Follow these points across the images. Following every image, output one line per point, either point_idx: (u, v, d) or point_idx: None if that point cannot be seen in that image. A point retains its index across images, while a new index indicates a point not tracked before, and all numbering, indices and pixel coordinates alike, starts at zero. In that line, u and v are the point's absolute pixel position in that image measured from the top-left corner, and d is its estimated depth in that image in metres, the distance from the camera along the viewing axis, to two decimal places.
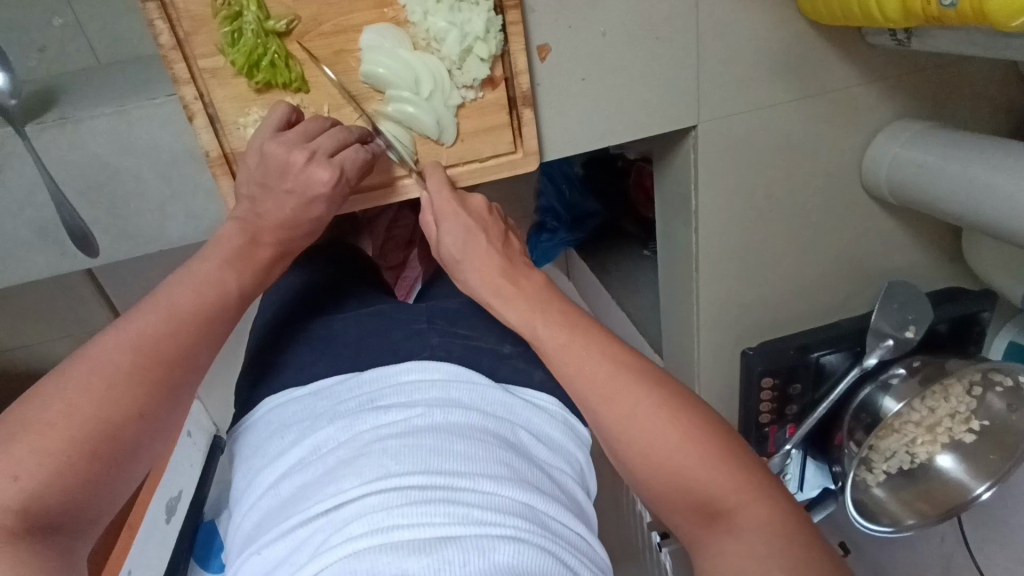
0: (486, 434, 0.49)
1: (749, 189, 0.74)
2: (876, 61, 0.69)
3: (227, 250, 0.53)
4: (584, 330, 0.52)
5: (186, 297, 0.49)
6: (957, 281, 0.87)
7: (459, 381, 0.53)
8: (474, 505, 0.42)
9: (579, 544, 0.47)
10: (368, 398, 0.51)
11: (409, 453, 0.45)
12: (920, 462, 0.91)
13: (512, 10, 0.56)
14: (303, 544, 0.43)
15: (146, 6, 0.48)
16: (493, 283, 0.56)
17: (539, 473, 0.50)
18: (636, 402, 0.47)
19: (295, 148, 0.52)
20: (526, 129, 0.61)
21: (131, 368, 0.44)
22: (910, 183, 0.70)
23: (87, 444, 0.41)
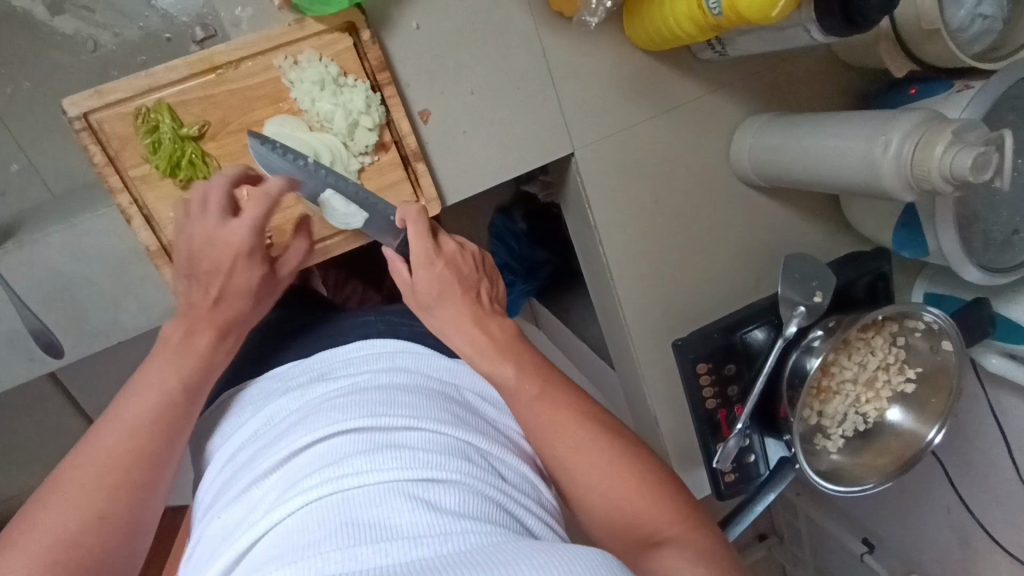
0: (426, 391, 0.57)
1: (638, 197, 0.84)
2: (714, 72, 0.81)
3: (169, 348, 0.58)
4: (554, 385, 0.60)
5: (138, 403, 0.54)
6: (855, 246, 0.95)
7: (403, 352, 0.62)
8: (419, 449, 0.50)
9: (518, 487, 0.54)
10: (320, 371, 0.60)
11: (357, 407, 0.53)
12: (872, 420, 0.94)
13: (387, 86, 0.67)
14: (258, 503, 0.48)
15: (80, 135, 0.60)
16: (467, 334, 0.62)
17: (474, 417, 0.59)
18: (596, 449, 0.57)
19: (206, 226, 0.60)
20: (422, 179, 0.71)
21: (89, 480, 0.50)
22: (770, 166, 0.80)
23: (53, 554, 0.46)
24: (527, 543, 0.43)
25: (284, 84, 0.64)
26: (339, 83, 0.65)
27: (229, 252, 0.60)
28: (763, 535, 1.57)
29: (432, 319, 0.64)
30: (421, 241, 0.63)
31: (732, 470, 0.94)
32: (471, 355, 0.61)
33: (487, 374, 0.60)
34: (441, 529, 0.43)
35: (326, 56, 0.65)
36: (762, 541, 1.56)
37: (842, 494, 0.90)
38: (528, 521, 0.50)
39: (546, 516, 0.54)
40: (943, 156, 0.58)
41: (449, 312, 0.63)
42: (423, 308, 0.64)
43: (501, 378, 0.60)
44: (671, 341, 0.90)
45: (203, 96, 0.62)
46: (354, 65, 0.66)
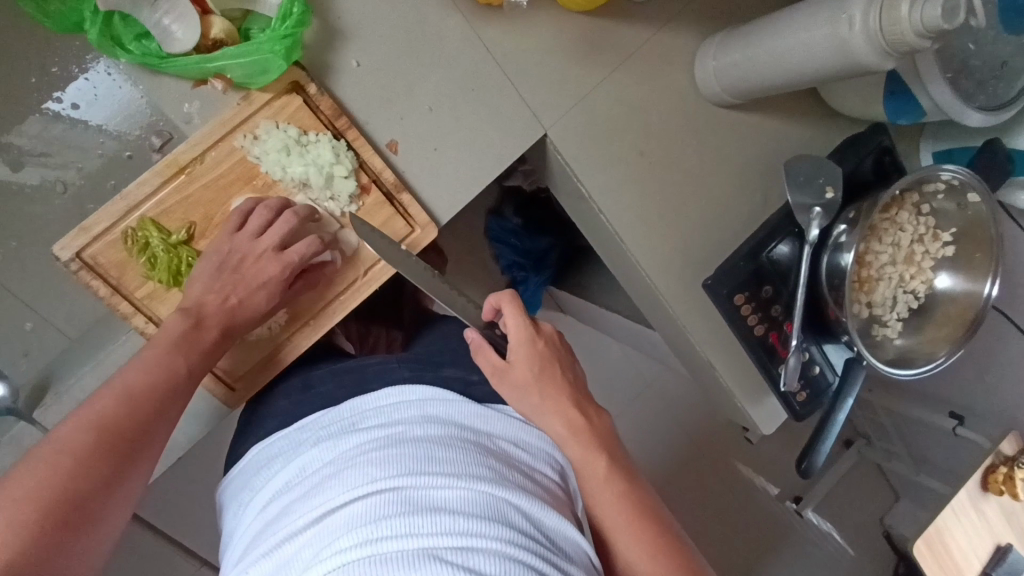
0: (460, 441, 0.60)
1: (622, 154, 0.83)
2: (654, 10, 0.80)
3: (176, 338, 0.59)
4: (621, 474, 0.62)
5: (137, 378, 0.57)
6: (848, 131, 0.93)
7: (433, 399, 0.65)
8: (458, 515, 0.51)
9: (554, 545, 0.55)
10: (351, 421, 0.63)
11: (392, 464, 0.55)
12: (923, 295, 0.92)
13: (348, 130, 0.67)
14: (291, 560, 0.51)
15: (79, 275, 0.61)
16: (568, 415, 0.64)
17: (511, 470, 0.60)
18: (647, 542, 0.59)
19: (251, 245, 0.63)
20: (411, 208, 0.71)
21: (92, 445, 0.52)
22: (738, 81, 0.78)
23: (56, 508, 0.49)
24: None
25: (251, 161, 0.64)
26: (303, 142, 0.65)
27: (266, 276, 0.63)
28: (850, 441, 1.58)
29: (524, 399, 0.65)
30: (521, 321, 0.66)
31: (801, 388, 0.93)
32: (566, 438, 0.63)
33: (578, 460, 0.62)
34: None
35: (281, 121, 0.65)
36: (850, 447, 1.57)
37: (917, 375, 0.89)
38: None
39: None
40: (911, 15, 0.55)
41: (548, 388, 0.64)
42: (505, 371, 0.65)
43: (592, 467, 0.62)
44: (700, 282, 0.89)
45: (180, 199, 0.63)
46: (311, 121, 0.66)
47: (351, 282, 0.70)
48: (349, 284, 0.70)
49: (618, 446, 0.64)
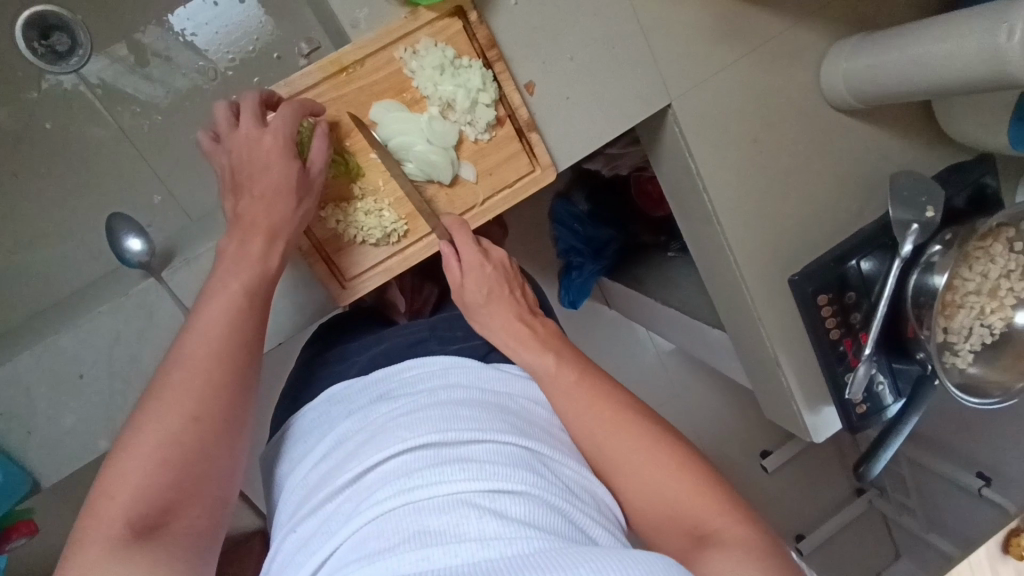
0: (486, 402, 0.62)
1: (735, 139, 0.85)
2: (796, 4, 0.82)
3: (229, 257, 0.61)
4: (593, 376, 0.66)
5: (214, 312, 0.59)
6: (953, 160, 0.94)
7: (452, 367, 0.66)
8: (485, 463, 0.54)
9: (578, 495, 0.57)
10: (378, 393, 0.65)
11: (419, 424, 0.57)
12: (999, 330, 0.93)
13: (498, 62, 0.70)
14: (333, 514, 0.54)
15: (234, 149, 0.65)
16: (513, 326, 0.68)
17: (535, 428, 0.62)
18: (637, 443, 0.62)
19: (252, 133, 0.62)
20: (537, 148, 0.74)
21: (183, 384, 0.56)
22: (868, 84, 0.80)
23: (160, 455, 0.53)
24: (589, 549, 0.47)
25: (406, 74, 0.68)
26: (456, 65, 0.68)
27: (266, 153, 0.62)
28: (860, 488, 1.78)
29: (477, 318, 0.69)
30: (468, 241, 0.69)
31: (862, 401, 0.94)
32: (514, 346, 0.68)
33: (530, 364, 0.67)
34: (508, 538, 0.47)
35: (440, 42, 0.68)
36: (860, 494, 1.77)
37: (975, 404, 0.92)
38: (592, 531, 0.54)
39: (607, 520, 0.58)
40: None
41: (496, 313, 0.69)
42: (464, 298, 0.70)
43: (542, 369, 0.66)
44: (785, 277, 0.91)
45: (335, 96, 0.67)
46: (466, 48, 0.69)
47: (470, 204, 0.73)
48: (469, 206, 0.73)
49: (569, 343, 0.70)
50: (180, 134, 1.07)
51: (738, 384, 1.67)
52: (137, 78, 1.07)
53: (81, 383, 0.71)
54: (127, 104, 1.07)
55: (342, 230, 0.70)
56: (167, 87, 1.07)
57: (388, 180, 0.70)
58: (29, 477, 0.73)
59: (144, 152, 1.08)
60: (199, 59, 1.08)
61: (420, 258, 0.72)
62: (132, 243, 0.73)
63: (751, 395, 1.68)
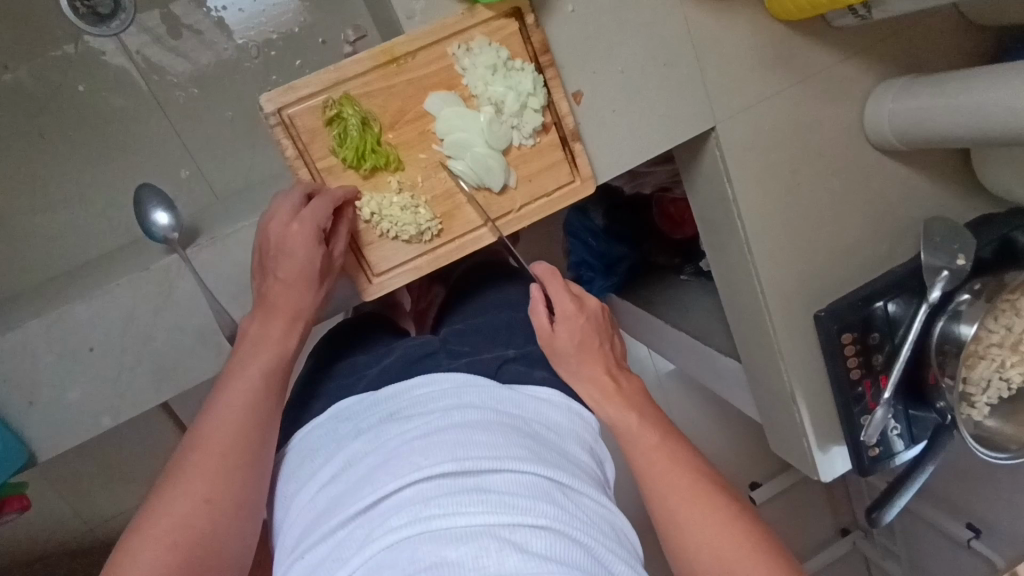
0: (502, 425, 0.60)
1: (773, 169, 0.84)
2: (847, 39, 0.81)
3: (251, 337, 0.61)
4: (672, 440, 0.66)
5: (231, 393, 0.58)
6: (985, 210, 0.94)
7: (467, 386, 0.64)
8: (504, 494, 0.52)
9: (599, 524, 0.56)
10: (390, 410, 0.63)
11: (434, 450, 0.55)
12: (1016, 386, 0.92)
13: (550, 67, 0.69)
14: (345, 540, 0.53)
15: (275, 129, 0.63)
16: (600, 378, 0.71)
17: (553, 452, 0.60)
18: (710, 512, 0.60)
19: (285, 220, 0.61)
20: (580, 158, 0.72)
21: (198, 466, 0.55)
22: (913, 126, 0.80)
23: (171, 537, 0.51)
24: None
25: (456, 71, 0.66)
26: (508, 67, 0.67)
27: (294, 241, 0.61)
28: (845, 528, 1.78)
29: (564, 367, 0.71)
30: (563, 292, 0.72)
31: (877, 444, 0.93)
32: (598, 399, 0.70)
33: (611, 418, 0.68)
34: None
35: (494, 41, 0.67)
36: (846, 534, 1.76)
37: (992, 459, 0.90)
38: (614, 565, 0.53)
39: (627, 551, 0.56)
40: None
41: (582, 366, 0.71)
42: (551, 349, 0.72)
43: (625, 425, 0.67)
44: (811, 312, 0.90)
45: (383, 86, 0.65)
46: (519, 49, 0.68)
47: (509, 210, 0.72)
48: (507, 211, 0.71)
49: (654, 405, 0.71)
50: (207, 110, 1.07)
51: (736, 413, 1.66)
52: (166, 51, 1.05)
53: (91, 356, 0.69)
54: (153, 74, 1.05)
55: (374, 223, 0.68)
56: (196, 60, 1.05)
57: (427, 176, 0.68)
58: (26, 448, 0.71)
59: (168, 125, 1.06)
60: (232, 38, 1.06)
61: (451, 259, 0.70)
62: (159, 217, 0.71)
63: (748, 425, 1.67)
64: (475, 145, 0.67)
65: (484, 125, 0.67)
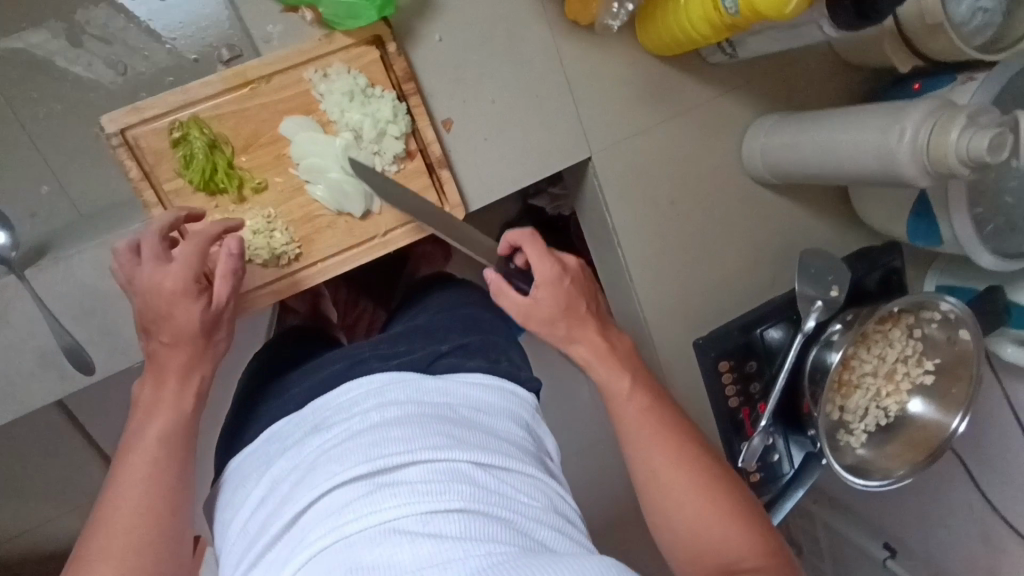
0: (423, 416, 0.63)
1: (654, 199, 0.86)
2: (722, 76, 0.84)
3: (149, 403, 0.58)
4: (659, 402, 0.67)
5: (140, 461, 0.55)
6: (866, 242, 0.97)
7: (391, 383, 0.67)
8: (416, 485, 0.56)
9: (525, 496, 0.61)
10: (314, 422, 0.66)
11: (349, 455, 0.59)
12: (892, 414, 0.95)
13: (412, 95, 0.69)
14: (274, 556, 0.56)
15: (117, 151, 0.63)
16: (591, 342, 0.69)
17: (477, 434, 0.64)
18: (693, 469, 0.63)
19: (159, 267, 0.59)
20: (446, 186, 0.73)
21: (108, 543, 0.51)
22: (780, 161, 0.82)
23: None
24: (526, 562, 0.51)
25: (314, 96, 0.68)
26: (367, 94, 0.68)
27: (172, 305, 0.58)
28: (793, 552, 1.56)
29: (551, 331, 0.69)
30: (547, 259, 0.68)
31: (757, 470, 0.94)
32: (592, 362, 0.68)
33: (602, 380, 0.68)
34: (442, 562, 0.51)
35: (354, 69, 0.68)
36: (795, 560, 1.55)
37: (874, 488, 0.90)
38: (539, 531, 0.58)
39: (555, 516, 0.61)
40: (958, 141, 0.58)
41: (569, 329, 0.69)
42: (540, 319, 0.69)
43: (617, 390, 0.67)
44: (691, 339, 0.91)
45: (236, 109, 0.66)
46: (380, 77, 0.69)
47: (373, 235, 0.71)
48: (372, 237, 0.71)
49: (642, 364, 0.70)
50: None
51: None
52: None
53: None
54: None
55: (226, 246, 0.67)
56: None
57: (285, 200, 0.68)
58: None
59: None
60: (162, 44, 0.93)
61: (308, 284, 0.70)
62: None
63: None
64: (332, 171, 0.67)
65: (342, 150, 0.67)
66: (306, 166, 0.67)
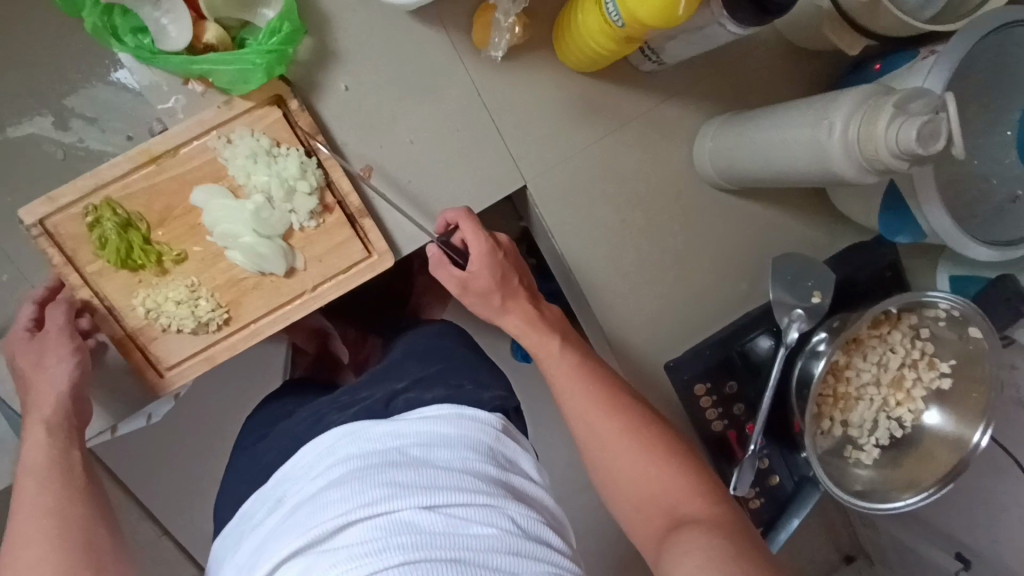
0: (365, 467, 0.56)
1: (602, 219, 0.81)
2: (658, 83, 0.79)
3: (36, 444, 0.57)
4: (588, 363, 0.69)
5: (31, 499, 0.54)
6: (855, 239, 0.88)
7: (339, 439, 0.60)
8: (351, 550, 0.49)
9: (484, 530, 0.53)
10: (275, 497, 0.60)
11: (289, 531, 0.53)
12: (909, 424, 0.86)
13: (321, 149, 0.69)
14: None
15: (36, 241, 0.64)
16: (523, 311, 0.71)
17: (427, 475, 0.55)
18: (620, 426, 0.64)
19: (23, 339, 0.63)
20: (371, 234, 0.72)
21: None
22: (730, 165, 0.75)
23: None
24: None
25: (220, 162, 0.67)
26: (273, 153, 0.68)
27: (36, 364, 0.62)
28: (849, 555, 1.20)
29: (487, 303, 0.71)
30: (479, 233, 0.69)
31: (756, 495, 0.84)
32: (523, 328, 0.71)
33: (533, 344, 0.70)
34: None
35: (257, 130, 0.67)
36: (849, 565, 1.19)
37: (887, 510, 0.80)
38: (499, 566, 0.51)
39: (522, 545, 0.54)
40: (887, 133, 0.52)
41: (503, 299, 0.71)
42: (475, 291, 0.70)
43: (546, 352, 0.69)
44: (662, 362, 0.84)
45: (146, 185, 0.66)
46: (286, 134, 0.68)
47: (303, 291, 0.71)
48: (303, 291, 0.71)
49: (570, 330, 0.73)
50: None
51: None
52: None
53: None
54: None
55: (153, 319, 0.68)
56: None
57: (207, 267, 0.69)
58: None
59: None
60: None
61: (243, 347, 0.70)
62: None
63: None
64: (247, 232, 0.67)
65: (255, 210, 0.67)
66: (220, 231, 0.67)
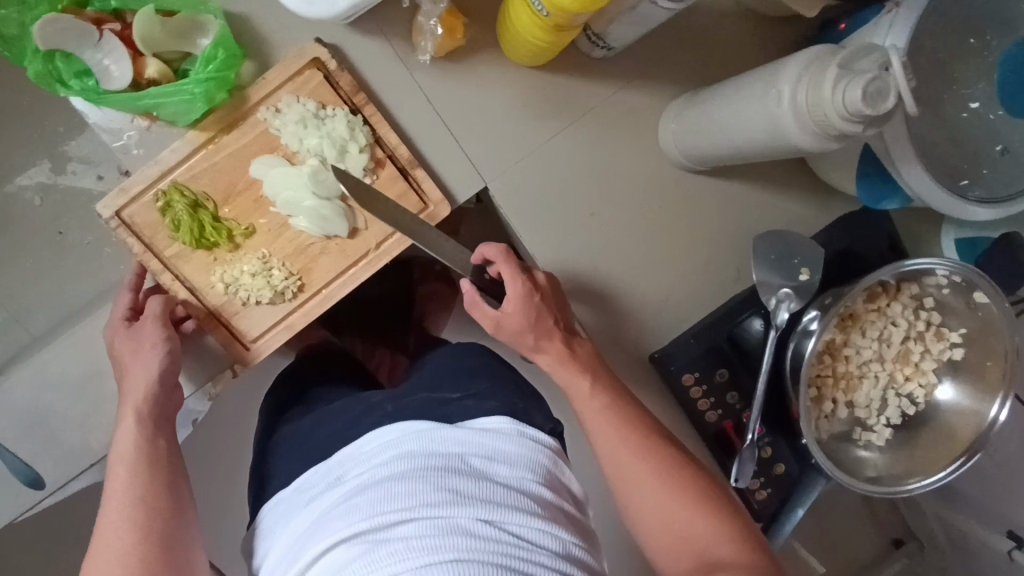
0: (432, 468, 0.54)
1: (571, 212, 0.78)
2: (616, 68, 0.77)
3: (128, 438, 0.61)
4: (623, 400, 0.68)
5: (117, 496, 0.57)
6: (846, 209, 0.83)
7: (408, 433, 0.57)
8: (409, 548, 0.48)
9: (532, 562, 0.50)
10: (337, 474, 0.58)
11: (352, 511, 0.52)
12: (921, 402, 0.80)
13: (365, 105, 0.71)
14: None
15: (115, 231, 0.68)
16: (553, 341, 0.70)
17: (489, 489, 0.53)
18: (652, 467, 0.62)
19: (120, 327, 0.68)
20: (424, 184, 0.73)
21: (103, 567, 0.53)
22: (694, 146, 0.72)
23: None
24: None
25: (272, 133, 0.70)
26: (320, 116, 0.70)
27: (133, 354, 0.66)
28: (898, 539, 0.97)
29: (523, 340, 0.70)
30: (518, 277, 0.68)
31: (761, 485, 0.80)
32: (555, 366, 0.69)
33: (566, 381, 0.69)
34: None
35: (302, 96, 0.69)
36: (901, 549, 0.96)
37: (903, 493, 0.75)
38: None
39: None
40: (834, 92, 0.49)
41: (541, 336, 0.69)
42: (510, 332, 0.70)
43: (577, 391, 0.68)
44: (647, 355, 0.81)
45: (206, 166, 0.69)
46: (331, 96, 0.70)
47: (320, 287, 0.73)
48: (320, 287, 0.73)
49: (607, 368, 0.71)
50: None
51: None
52: None
53: None
54: None
55: (233, 294, 0.71)
56: None
57: (273, 238, 0.71)
58: None
59: None
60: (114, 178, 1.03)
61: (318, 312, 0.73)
62: None
63: None
64: (309, 198, 0.69)
65: (316, 170, 0.69)
66: (283, 202, 0.69)
